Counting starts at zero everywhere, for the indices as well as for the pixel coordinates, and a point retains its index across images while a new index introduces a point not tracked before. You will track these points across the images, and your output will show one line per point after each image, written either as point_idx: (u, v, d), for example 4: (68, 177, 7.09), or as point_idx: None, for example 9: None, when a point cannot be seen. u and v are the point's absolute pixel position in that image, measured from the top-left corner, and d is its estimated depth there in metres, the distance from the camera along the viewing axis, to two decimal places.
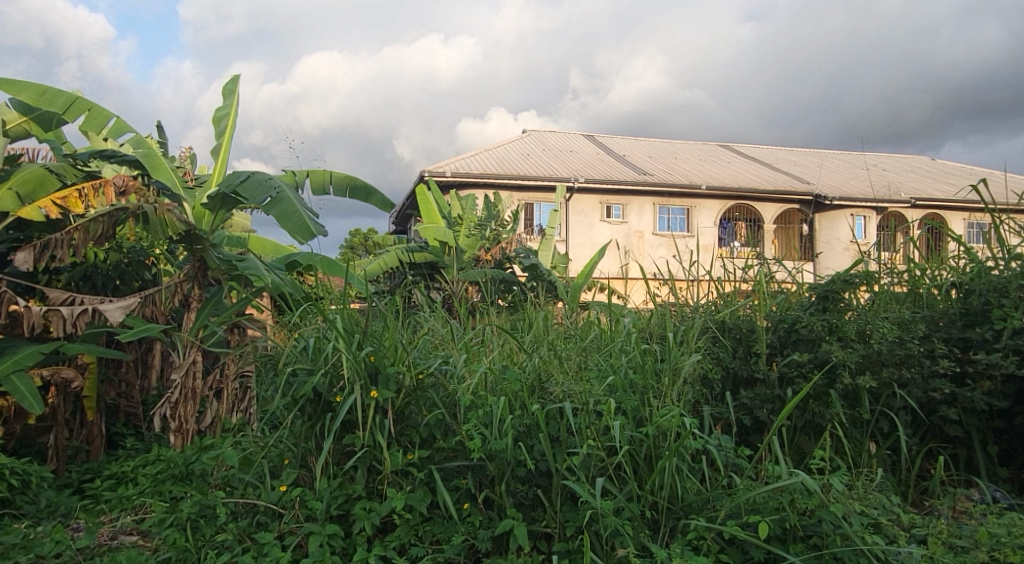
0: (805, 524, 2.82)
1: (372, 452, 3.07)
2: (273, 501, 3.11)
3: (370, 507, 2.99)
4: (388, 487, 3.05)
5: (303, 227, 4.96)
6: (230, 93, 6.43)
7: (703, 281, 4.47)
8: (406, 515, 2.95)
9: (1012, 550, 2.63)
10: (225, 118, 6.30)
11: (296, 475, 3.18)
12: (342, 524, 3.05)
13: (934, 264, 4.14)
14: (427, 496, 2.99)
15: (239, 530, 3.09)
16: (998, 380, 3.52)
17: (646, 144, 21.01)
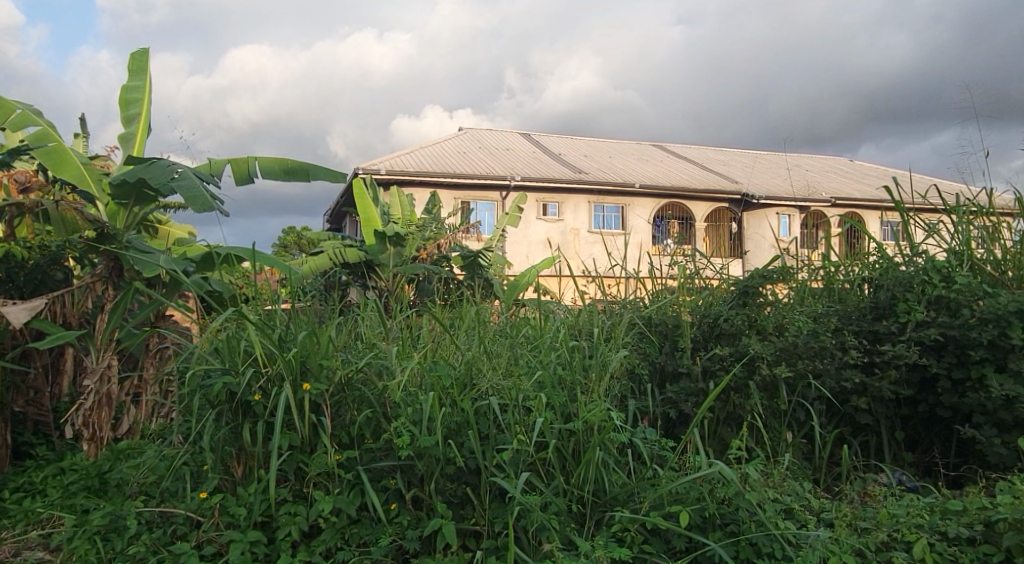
0: (723, 512, 2.90)
1: (299, 454, 3.04)
2: (193, 509, 3.05)
3: (295, 511, 2.97)
4: (313, 489, 3.02)
5: (201, 198, 4.73)
6: (141, 75, 5.92)
7: (632, 278, 4.59)
8: (331, 518, 2.91)
9: (910, 530, 2.75)
10: (135, 102, 5.73)
11: (219, 480, 3.12)
12: (266, 530, 3.01)
13: (847, 261, 4.32)
14: (355, 498, 2.97)
15: (153, 541, 3.00)
16: (904, 369, 3.70)
17: (582, 144, 21.24)
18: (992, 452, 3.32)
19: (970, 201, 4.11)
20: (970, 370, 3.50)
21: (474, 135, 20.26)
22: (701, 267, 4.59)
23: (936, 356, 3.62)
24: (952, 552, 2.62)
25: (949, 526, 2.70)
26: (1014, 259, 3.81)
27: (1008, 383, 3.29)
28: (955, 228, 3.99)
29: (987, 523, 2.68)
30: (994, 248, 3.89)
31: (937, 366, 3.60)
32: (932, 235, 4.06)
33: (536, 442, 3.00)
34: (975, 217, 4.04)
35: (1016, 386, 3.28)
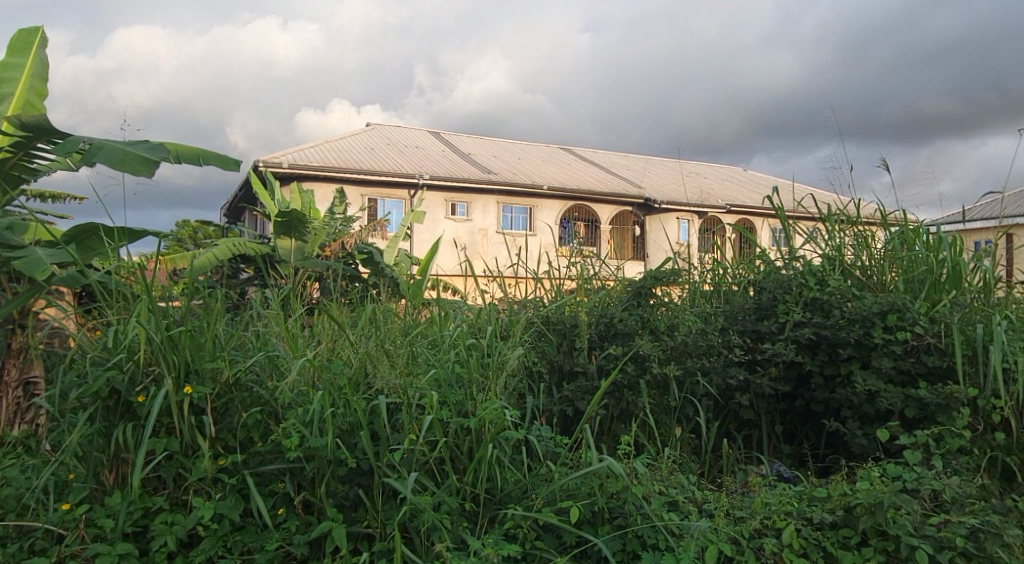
0: (611, 506, 2.97)
1: (179, 459, 2.95)
2: (54, 522, 2.88)
3: (173, 520, 2.86)
4: (193, 496, 2.93)
5: (138, 164, 4.47)
6: (24, 54, 5.57)
7: (531, 278, 4.67)
8: (213, 526, 2.83)
9: (780, 517, 2.92)
10: (10, 81, 5.37)
11: (88, 491, 2.97)
12: (138, 541, 2.89)
13: (734, 264, 4.54)
14: (239, 503, 2.89)
15: (8, 557, 2.81)
16: (783, 366, 3.91)
17: (490, 144, 21.36)
18: (857, 443, 3.56)
19: (843, 211, 4.39)
20: (839, 366, 3.74)
21: (382, 131, 20.06)
22: (598, 268, 4.72)
23: (810, 355, 3.85)
24: (816, 536, 2.81)
25: (815, 512, 2.89)
26: (880, 265, 4.10)
27: (871, 378, 3.53)
28: (829, 236, 4.25)
29: (846, 508, 2.89)
30: (863, 255, 4.17)
31: (810, 364, 3.82)
32: (809, 241, 4.31)
33: (431, 440, 3.00)
34: (848, 226, 4.31)
35: (878, 381, 3.53)
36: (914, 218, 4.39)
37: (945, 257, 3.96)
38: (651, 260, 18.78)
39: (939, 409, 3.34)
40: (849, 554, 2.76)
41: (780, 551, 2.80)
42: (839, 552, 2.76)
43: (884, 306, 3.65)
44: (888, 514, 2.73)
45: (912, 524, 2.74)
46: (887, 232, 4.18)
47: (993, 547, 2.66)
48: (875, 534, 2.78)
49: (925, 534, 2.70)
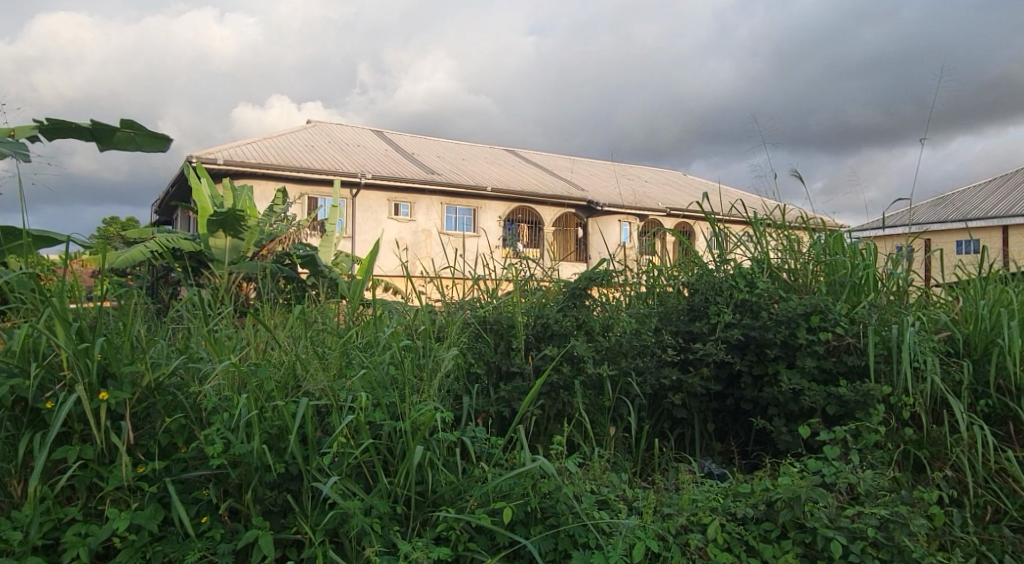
0: (543, 506, 2.92)
1: (94, 468, 2.84)
2: None
3: (87, 531, 2.75)
4: (109, 505, 2.81)
5: None
6: None
7: (468, 280, 4.65)
8: (130, 536, 2.72)
9: (705, 513, 2.96)
10: None
11: None
12: (48, 555, 2.76)
13: (667, 266, 4.61)
14: (159, 513, 2.79)
15: None
16: (714, 366, 4.00)
17: (434, 144, 21.24)
18: (781, 439, 3.67)
19: (770, 216, 4.51)
20: (767, 366, 3.85)
21: (323, 129, 19.77)
22: (535, 270, 4.74)
23: (740, 355, 3.95)
24: (739, 530, 2.89)
25: (738, 507, 2.97)
26: (805, 269, 4.22)
27: (796, 377, 3.65)
28: (757, 241, 4.36)
29: (768, 502, 2.97)
30: (789, 259, 4.30)
31: (740, 364, 3.92)
32: (739, 245, 4.41)
33: (359, 442, 2.96)
34: (776, 231, 4.43)
35: (802, 380, 3.64)
36: (838, 224, 4.55)
37: (864, 263, 4.11)
38: (592, 261, 18.93)
39: (858, 406, 3.48)
40: (769, 547, 2.84)
41: (704, 546, 2.86)
42: (760, 546, 2.84)
43: (808, 307, 3.77)
44: (805, 507, 2.82)
45: (828, 516, 2.84)
46: (812, 238, 4.31)
47: (899, 536, 2.78)
48: (794, 527, 2.88)
49: (839, 525, 2.82)
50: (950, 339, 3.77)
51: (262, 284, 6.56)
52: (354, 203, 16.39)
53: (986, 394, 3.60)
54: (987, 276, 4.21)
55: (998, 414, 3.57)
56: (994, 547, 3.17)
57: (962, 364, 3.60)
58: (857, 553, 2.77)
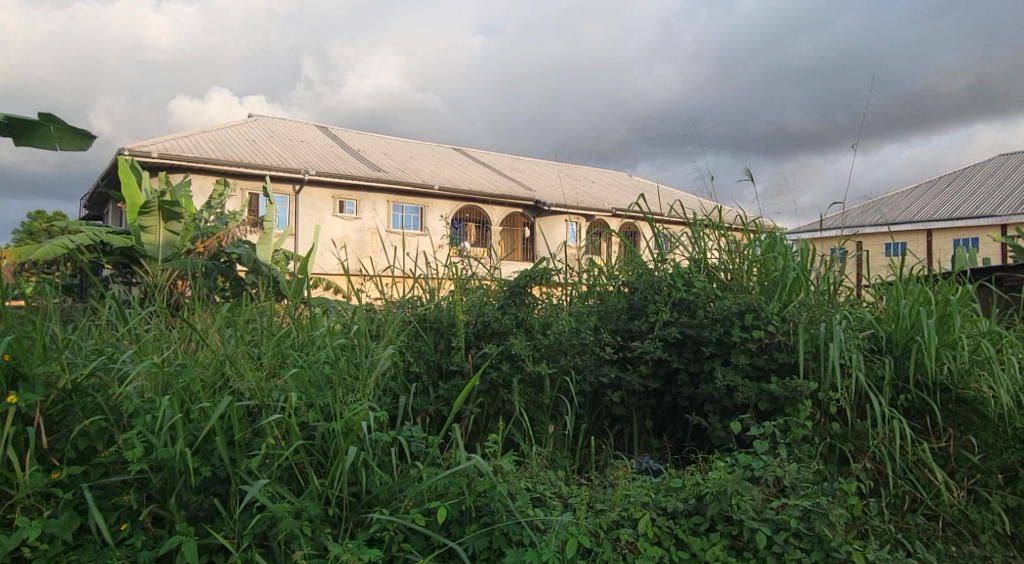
0: (478, 504, 2.87)
1: (4, 475, 2.70)
2: None
3: None
4: (20, 514, 2.68)
5: None
6: None
7: (407, 278, 4.58)
8: (41, 546, 2.58)
9: (637, 508, 2.98)
10: None
11: None
12: None
13: (607, 265, 4.63)
14: (74, 521, 2.66)
15: None
16: (652, 364, 4.03)
17: (379, 141, 21.02)
18: (716, 435, 3.72)
19: (708, 216, 4.56)
20: (703, 363, 3.91)
21: (265, 123, 19.32)
22: (475, 268, 4.70)
23: (676, 353, 4.00)
24: (670, 524, 2.92)
25: (669, 502, 3.00)
26: (739, 269, 4.30)
27: (730, 374, 3.71)
28: (695, 241, 4.41)
29: (699, 496, 3.01)
30: (726, 259, 4.36)
31: (677, 361, 3.97)
32: (677, 245, 4.45)
33: (289, 442, 2.88)
34: (713, 231, 4.49)
35: (736, 377, 3.70)
36: (774, 226, 4.63)
37: (795, 263, 4.20)
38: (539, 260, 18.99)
39: (787, 401, 3.54)
40: (698, 539, 2.88)
41: (635, 540, 2.87)
42: (689, 539, 2.88)
43: (742, 306, 3.83)
44: (731, 500, 2.87)
45: (753, 508, 2.92)
46: (747, 238, 4.38)
47: (819, 526, 2.89)
48: (722, 520, 2.94)
49: (764, 517, 2.90)
50: (873, 336, 3.88)
51: (196, 280, 6.35)
52: (297, 202, 16.06)
53: (905, 389, 3.74)
54: (911, 277, 4.36)
55: (915, 407, 3.73)
56: (909, 534, 3.34)
57: (884, 361, 3.72)
58: (781, 543, 2.85)
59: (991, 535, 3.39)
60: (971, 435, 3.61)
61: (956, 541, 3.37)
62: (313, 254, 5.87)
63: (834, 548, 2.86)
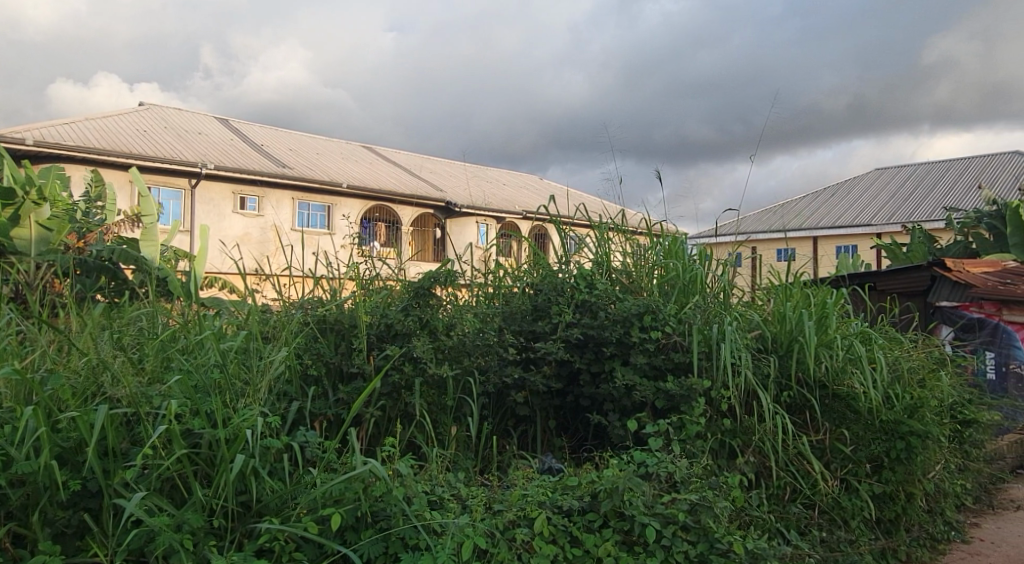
0: (374, 510, 2.80)
1: None
2: None
3: None
4: None
5: None
6: None
7: (307, 277, 4.46)
8: None
9: (533, 507, 3.00)
10: None
11: None
12: None
13: (513, 266, 4.64)
14: None
15: None
16: (554, 365, 4.08)
17: (284, 136, 20.45)
18: (615, 433, 3.81)
19: (611, 219, 4.64)
20: (604, 364, 3.97)
21: (159, 114, 18.41)
22: (378, 268, 4.62)
23: (579, 353, 4.04)
24: (565, 523, 2.95)
25: (564, 500, 3.04)
26: (639, 270, 4.40)
27: (629, 374, 3.80)
28: (599, 244, 4.48)
29: (593, 494, 3.08)
30: (627, 262, 4.45)
31: (579, 362, 4.01)
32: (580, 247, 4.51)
33: (171, 451, 2.75)
34: (615, 234, 4.58)
35: (635, 376, 3.80)
36: (674, 229, 4.76)
37: (692, 266, 4.33)
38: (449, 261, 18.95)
39: (682, 399, 3.66)
40: (592, 536, 2.93)
41: (531, 540, 2.88)
42: (582, 536, 2.92)
43: (641, 307, 3.93)
44: (622, 496, 2.96)
45: (644, 503, 3.00)
46: (650, 241, 4.48)
47: (705, 518, 2.99)
48: (614, 516, 3.01)
49: (654, 511, 2.98)
50: (760, 336, 4.05)
51: (73, 278, 5.96)
52: (193, 196, 15.43)
53: (788, 386, 3.92)
54: (797, 280, 4.58)
55: (797, 404, 3.92)
56: (788, 523, 3.56)
57: (770, 359, 3.89)
58: (669, 536, 2.93)
59: (859, 519, 3.71)
60: (844, 428, 3.84)
61: (827, 527, 3.62)
62: (206, 251, 5.58)
63: (717, 539, 2.97)
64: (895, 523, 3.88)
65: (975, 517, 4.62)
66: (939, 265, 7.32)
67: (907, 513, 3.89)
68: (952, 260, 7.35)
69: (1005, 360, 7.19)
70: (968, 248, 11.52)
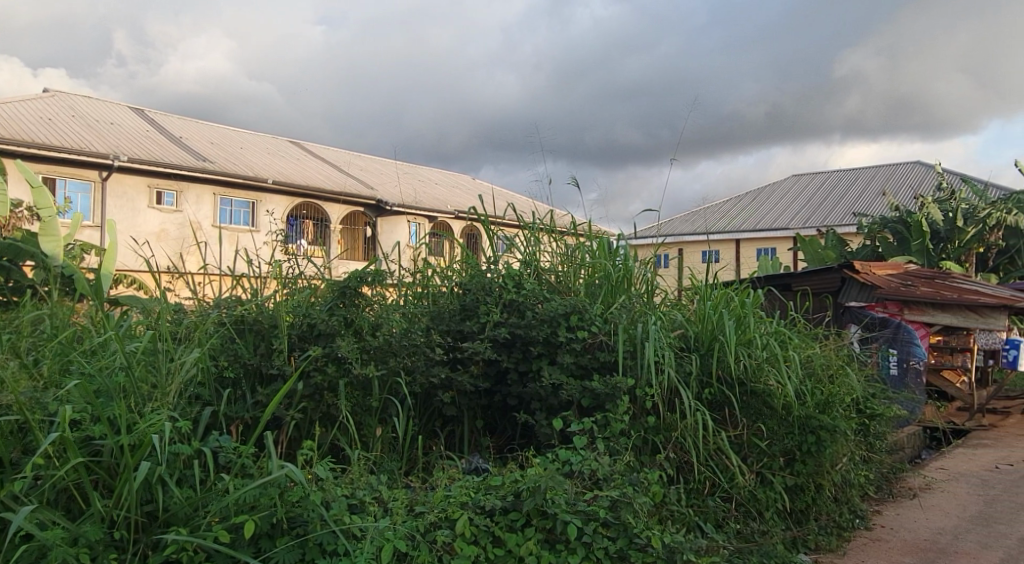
0: (290, 515, 2.71)
1: None
2: None
3: None
4: None
5: None
6: None
7: (225, 276, 4.28)
8: None
9: (454, 509, 2.97)
10: None
11: None
12: None
13: (441, 265, 4.57)
14: None
15: None
16: (482, 364, 4.06)
17: (206, 129, 19.81)
18: (542, 432, 3.81)
19: (540, 219, 4.63)
20: (531, 363, 3.97)
21: (71, 103, 17.57)
22: (302, 267, 4.48)
23: (506, 353, 4.03)
24: (487, 523, 2.93)
25: (486, 500, 3.02)
26: (568, 270, 4.42)
27: (556, 373, 3.81)
28: (528, 244, 4.47)
29: (516, 494, 3.07)
30: (555, 262, 4.47)
31: (507, 361, 4.01)
32: (509, 247, 4.49)
33: (67, 460, 2.61)
34: (544, 234, 4.58)
35: (562, 375, 3.81)
36: (601, 230, 4.79)
37: (619, 267, 4.38)
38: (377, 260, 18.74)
39: (607, 398, 3.68)
40: (513, 535, 2.92)
41: (452, 541, 2.85)
42: (504, 535, 2.91)
43: (568, 307, 3.94)
44: (545, 495, 2.96)
45: (566, 501, 3.02)
46: (578, 242, 4.50)
47: (625, 515, 3.02)
48: (537, 514, 3.00)
49: (575, 509, 3.00)
50: (683, 335, 4.12)
51: None
52: (104, 190, 14.78)
53: (709, 383, 4.00)
54: (718, 281, 4.68)
55: (717, 400, 4.00)
56: (707, 516, 3.64)
57: (691, 358, 3.96)
58: (590, 533, 2.94)
59: (773, 510, 3.82)
60: (761, 423, 3.94)
61: (743, 519, 3.73)
62: (116, 246, 5.32)
63: (636, 534, 3.00)
64: (806, 513, 4.03)
65: (878, 506, 4.83)
66: (848, 267, 7.68)
67: (815, 503, 4.05)
68: (861, 263, 7.78)
69: (905, 357, 7.20)
70: (875, 252, 12.08)
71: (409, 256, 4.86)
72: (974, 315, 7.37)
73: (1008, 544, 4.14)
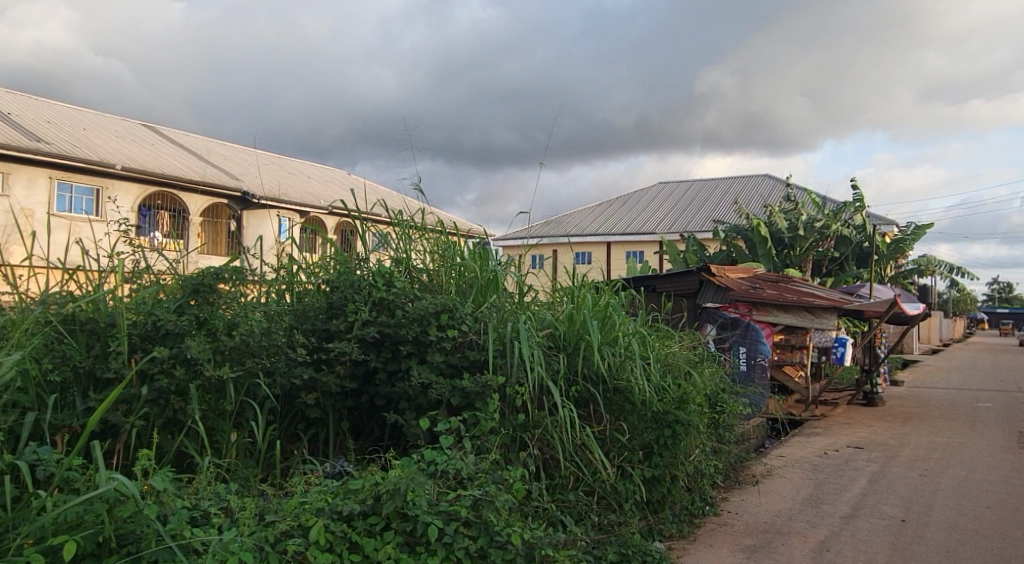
0: (120, 532, 2.46)
1: None
2: None
3: None
4: None
5: None
6: None
7: (55, 269, 3.90)
8: None
9: (309, 515, 2.81)
10: None
11: None
12: None
13: (306, 262, 4.35)
14: None
15: None
16: (347, 365, 3.90)
17: (48, 108, 18.22)
18: (410, 433, 3.70)
19: (412, 217, 4.50)
20: (400, 362, 3.84)
21: None
22: (149, 260, 4.15)
23: (374, 352, 3.88)
24: (343, 529, 2.79)
25: (344, 505, 2.88)
26: (439, 269, 4.32)
27: (425, 372, 3.72)
28: (399, 241, 4.33)
29: (376, 497, 2.94)
30: (425, 261, 4.36)
31: (374, 361, 3.86)
32: (380, 245, 4.31)
33: None
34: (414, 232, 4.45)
35: (430, 374, 3.72)
36: (471, 230, 4.74)
37: (489, 268, 4.33)
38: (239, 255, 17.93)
39: (477, 396, 3.63)
40: (371, 540, 2.80)
41: (305, 550, 2.69)
42: (362, 540, 2.78)
43: (438, 306, 3.84)
44: (405, 497, 2.85)
45: (427, 501, 2.93)
46: (450, 241, 4.41)
47: (486, 512, 2.96)
48: (397, 517, 2.89)
49: (436, 509, 2.92)
50: (551, 335, 4.12)
51: None
52: None
53: (574, 381, 4.03)
54: (582, 283, 4.75)
55: (582, 397, 4.05)
56: (569, 509, 3.65)
57: (560, 357, 3.97)
58: (451, 533, 2.86)
59: (632, 502, 3.89)
60: (623, 420, 4.05)
61: (602, 511, 3.77)
62: None
63: (497, 532, 2.94)
64: (661, 502, 4.13)
65: (725, 493, 5.04)
66: (705, 269, 8.08)
67: (671, 493, 4.15)
68: (716, 265, 8.14)
69: (751, 356, 7.62)
70: (729, 257, 12.73)
71: (272, 252, 4.59)
72: (810, 315, 7.76)
73: (832, 522, 4.43)
